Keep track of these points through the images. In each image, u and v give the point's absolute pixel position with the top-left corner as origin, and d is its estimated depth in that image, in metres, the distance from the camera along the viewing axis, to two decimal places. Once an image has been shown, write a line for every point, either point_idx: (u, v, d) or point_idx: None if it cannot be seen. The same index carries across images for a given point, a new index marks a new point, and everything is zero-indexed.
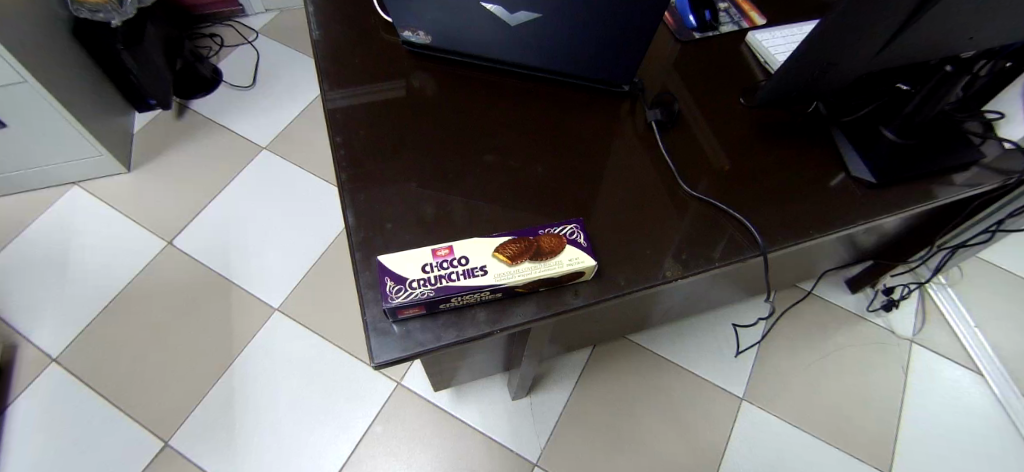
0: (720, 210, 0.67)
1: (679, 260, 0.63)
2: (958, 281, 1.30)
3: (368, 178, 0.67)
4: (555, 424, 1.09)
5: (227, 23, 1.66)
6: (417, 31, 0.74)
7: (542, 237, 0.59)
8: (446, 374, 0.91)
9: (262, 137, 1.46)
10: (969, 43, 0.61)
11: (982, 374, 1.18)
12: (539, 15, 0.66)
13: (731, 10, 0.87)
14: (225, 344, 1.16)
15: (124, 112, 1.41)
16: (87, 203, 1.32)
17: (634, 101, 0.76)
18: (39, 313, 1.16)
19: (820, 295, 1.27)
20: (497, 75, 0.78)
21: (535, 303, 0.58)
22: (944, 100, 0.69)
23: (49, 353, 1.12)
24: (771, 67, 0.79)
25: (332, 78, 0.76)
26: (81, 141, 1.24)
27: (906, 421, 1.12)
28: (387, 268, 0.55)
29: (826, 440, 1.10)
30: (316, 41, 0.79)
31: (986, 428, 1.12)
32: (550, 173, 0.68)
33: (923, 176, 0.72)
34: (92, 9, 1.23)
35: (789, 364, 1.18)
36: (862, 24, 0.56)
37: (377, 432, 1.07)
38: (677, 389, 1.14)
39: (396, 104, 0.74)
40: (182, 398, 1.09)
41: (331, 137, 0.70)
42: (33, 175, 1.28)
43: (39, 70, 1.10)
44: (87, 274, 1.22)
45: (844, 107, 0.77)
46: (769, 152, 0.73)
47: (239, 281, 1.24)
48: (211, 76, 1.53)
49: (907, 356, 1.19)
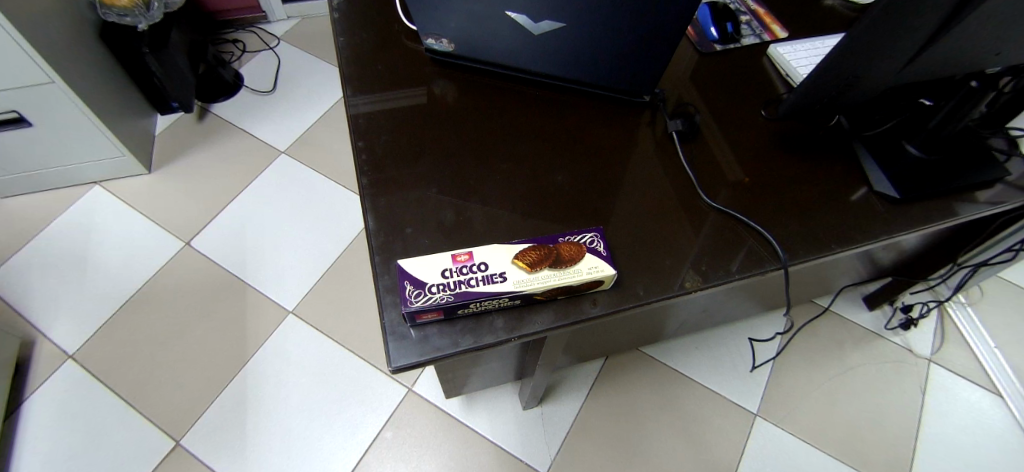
0: (740, 222, 0.66)
1: (698, 271, 0.62)
2: (978, 301, 1.28)
3: (388, 183, 0.67)
4: (566, 434, 1.08)
5: (250, 30, 1.69)
6: (440, 38, 0.75)
7: (561, 245, 0.59)
8: (457, 381, 0.91)
9: (280, 141, 1.48)
10: (996, 59, 0.61)
11: (1002, 396, 1.16)
12: (562, 24, 0.67)
13: (753, 22, 0.87)
14: (239, 344, 1.16)
15: (147, 114, 1.43)
16: (108, 202, 1.34)
17: (654, 111, 0.76)
18: (58, 308, 1.18)
19: (836, 312, 1.25)
20: (518, 84, 0.78)
21: (553, 311, 0.58)
22: (969, 116, 0.68)
23: (66, 350, 1.13)
24: (793, 80, 0.79)
25: (355, 83, 0.77)
26: (104, 141, 1.26)
27: (924, 443, 1.10)
28: (407, 272, 0.55)
29: (842, 460, 1.08)
30: (340, 47, 0.80)
31: (1007, 453, 1.09)
32: (570, 182, 0.69)
33: (945, 193, 0.71)
34: (119, 13, 1.27)
35: (805, 380, 1.16)
36: (889, 38, 0.55)
37: (385, 437, 1.07)
38: (690, 403, 1.13)
39: (418, 110, 0.75)
40: (195, 397, 1.10)
41: (353, 142, 0.71)
42: (56, 174, 1.31)
43: (67, 71, 1.13)
44: (105, 272, 1.24)
45: (866, 121, 0.76)
46: (789, 165, 0.72)
47: (254, 283, 1.25)
48: (232, 81, 1.55)
49: (925, 376, 1.17)
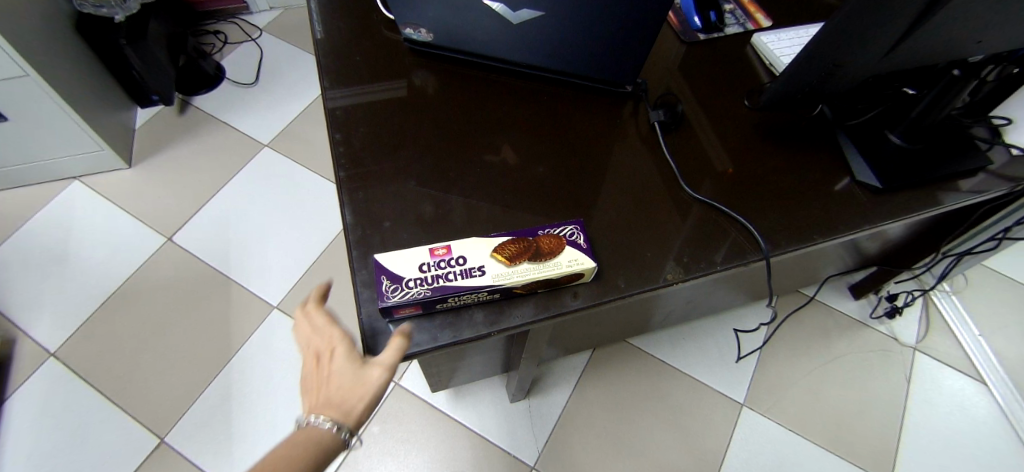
0: (723, 214, 0.66)
1: (681, 263, 0.62)
2: (963, 289, 1.29)
3: (366, 176, 0.66)
4: (553, 426, 1.08)
5: (231, 21, 1.66)
6: (419, 28, 0.73)
7: (541, 237, 0.58)
8: (443, 375, 0.90)
9: (264, 135, 1.45)
10: (978, 47, 0.61)
11: (985, 383, 1.17)
12: (542, 13, 0.66)
13: (736, 11, 0.86)
14: (224, 340, 1.15)
15: (126, 108, 1.41)
16: (88, 197, 1.32)
17: (637, 102, 0.76)
18: (38, 307, 1.16)
19: (822, 302, 1.26)
20: (500, 74, 0.77)
21: (533, 304, 0.57)
22: (951, 105, 0.68)
23: (47, 348, 1.12)
24: (776, 69, 0.78)
25: (333, 75, 0.75)
26: (82, 135, 1.24)
27: (907, 430, 1.11)
28: (383, 267, 0.55)
29: (827, 448, 1.09)
30: (318, 37, 0.78)
31: (989, 438, 1.11)
32: (552, 174, 0.68)
33: (927, 182, 0.71)
34: (95, 3, 1.27)
35: (791, 369, 1.17)
36: (870, 24, 0.54)
37: (373, 432, 1.06)
38: (677, 394, 1.13)
39: (397, 101, 0.73)
40: (180, 393, 1.09)
41: (330, 134, 0.70)
42: (34, 169, 1.28)
43: (41, 64, 1.10)
44: (85, 269, 1.22)
45: (849, 110, 0.76)
46: (772, 156, 0.72)
47: (238, 279, 1.23)
48: (214, 73, 1.53)
49: (909, 364, 1.18)
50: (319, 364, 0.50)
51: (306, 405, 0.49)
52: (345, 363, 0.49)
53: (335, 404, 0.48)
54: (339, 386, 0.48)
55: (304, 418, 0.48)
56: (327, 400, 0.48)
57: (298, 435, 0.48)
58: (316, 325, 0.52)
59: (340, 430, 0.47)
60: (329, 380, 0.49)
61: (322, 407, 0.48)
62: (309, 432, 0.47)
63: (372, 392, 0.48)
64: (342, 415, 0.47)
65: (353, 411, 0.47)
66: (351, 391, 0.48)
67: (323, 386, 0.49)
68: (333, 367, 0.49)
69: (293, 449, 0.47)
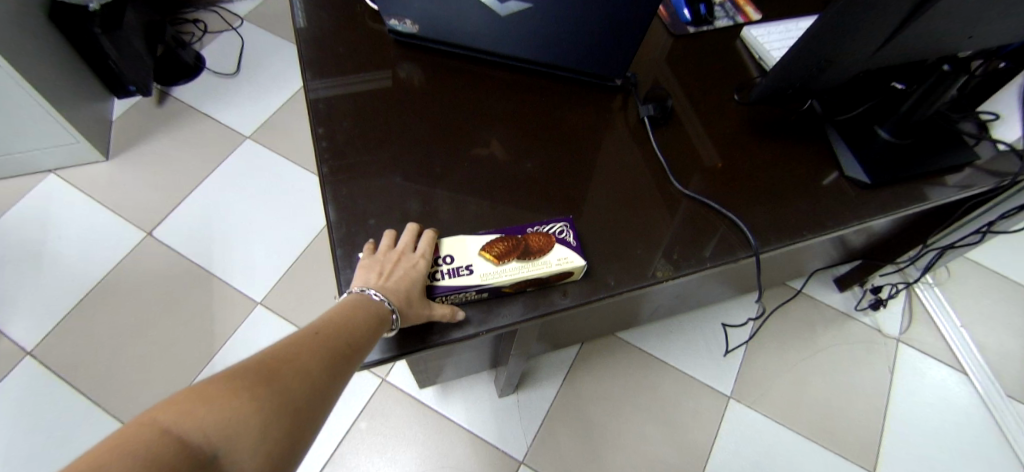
0: (712, 209, 0.65)
1: (670, 260, 0.61)
2: (945, 281, 1.31)
3: (350, 172, 0.64)
4: (542, 420, 1.08)
5: (211, 9, 1.61)
6: (404, 19, 0.71)
7: (530, 235, 0.57)
8: (430, 371, 0.89)
9: (246, 127, 1.42)
10: (968, 42, 0.60)
11: (966, 372, 1.19)
12: (530, 5, 0.64)
13: (726, 4, 0.85)
14: (207, 336, 1.13)
15: (103, 98, 1.36)
16: (64, 191, 1.28)
17: (626, 95, 0.75)
18: (14, 304, 1.13)
19: (809, 294, 1.27)
20: (488, 67, 0.76)
21: (523, 303, 0.56)
22: (940, 100, 0.68)
23: (24, 346, 1.09)
24: (766, 63, 0.78)
25: (316, 67, 0.73)
26: (57, 127, 1.20)
27: (890, 420, 1.13)
28: None
29: (811, 438, 1.10)
30: (299, 27, 0.76)
31: (969, 427, 1.13)
32: (540, 169, 0.67)
33: (915, 177, 0.71)
34: None
35: (777, 361, 1.18)
36: (863, 19, 0.54)
37: (359, 428, 1.05)
38: (666, 387, 1.14)
39: (381, 94, 0.71)
40: (162, 391, 1.07)
41: (313, 128, 0.68)
42: (6, 162, 1.24)
43: (11, 53, 1.06)
44: (62, 265, 1.19)
45: (839, 105, 0.75)
46: (762, 152, 0.71)
47: (221, 275, 1.21)
48: (194, 63, 1.49)
49: (893, 355, 1.20)
50: (400, 259, 0.53)
51: (371, 280, 0.51)
52: (423, 273, 0.53)
53: (401, 295, 0.51)
54: (410, 286, 0.51)
55: (366, 289, 0.50)
56: (398, 285, 0.51)
57: (355, 300, 0.49)
58: (410, 235, 0.56)
59: (394, 312, 0.50)
60: (404, 273, 0.52)
61: (389, 290, 0.50)
62: (368, 301, 0.49)
63: (428, 305, 0.52)
64: (402, 305, 0.50)
65: (408, 313, 0.51)
66: (416, 296, 0.51)
67: (398, 276, 0.52)
68: (412, 269, 0.53)
69: (348, 305, 0.49)
